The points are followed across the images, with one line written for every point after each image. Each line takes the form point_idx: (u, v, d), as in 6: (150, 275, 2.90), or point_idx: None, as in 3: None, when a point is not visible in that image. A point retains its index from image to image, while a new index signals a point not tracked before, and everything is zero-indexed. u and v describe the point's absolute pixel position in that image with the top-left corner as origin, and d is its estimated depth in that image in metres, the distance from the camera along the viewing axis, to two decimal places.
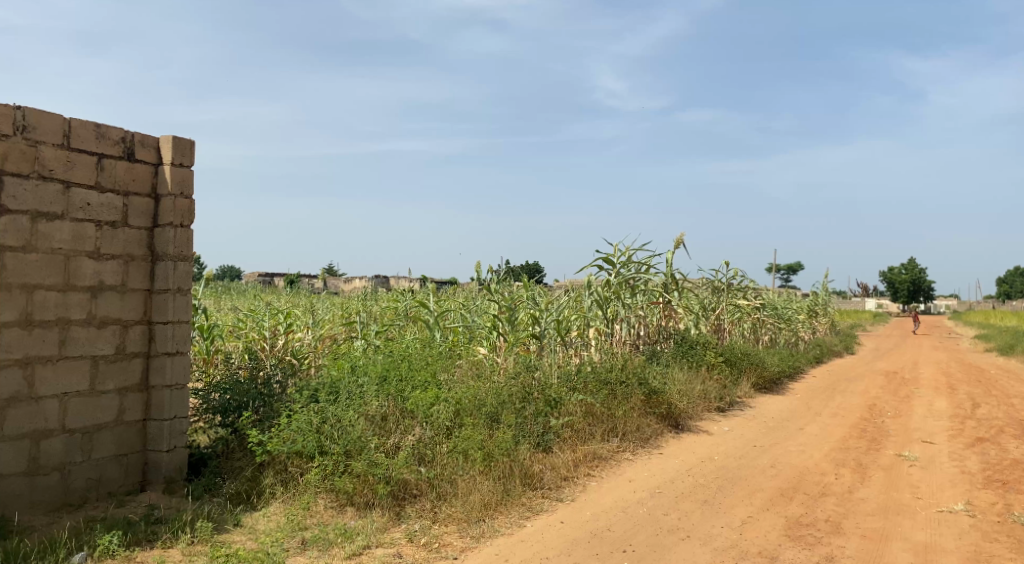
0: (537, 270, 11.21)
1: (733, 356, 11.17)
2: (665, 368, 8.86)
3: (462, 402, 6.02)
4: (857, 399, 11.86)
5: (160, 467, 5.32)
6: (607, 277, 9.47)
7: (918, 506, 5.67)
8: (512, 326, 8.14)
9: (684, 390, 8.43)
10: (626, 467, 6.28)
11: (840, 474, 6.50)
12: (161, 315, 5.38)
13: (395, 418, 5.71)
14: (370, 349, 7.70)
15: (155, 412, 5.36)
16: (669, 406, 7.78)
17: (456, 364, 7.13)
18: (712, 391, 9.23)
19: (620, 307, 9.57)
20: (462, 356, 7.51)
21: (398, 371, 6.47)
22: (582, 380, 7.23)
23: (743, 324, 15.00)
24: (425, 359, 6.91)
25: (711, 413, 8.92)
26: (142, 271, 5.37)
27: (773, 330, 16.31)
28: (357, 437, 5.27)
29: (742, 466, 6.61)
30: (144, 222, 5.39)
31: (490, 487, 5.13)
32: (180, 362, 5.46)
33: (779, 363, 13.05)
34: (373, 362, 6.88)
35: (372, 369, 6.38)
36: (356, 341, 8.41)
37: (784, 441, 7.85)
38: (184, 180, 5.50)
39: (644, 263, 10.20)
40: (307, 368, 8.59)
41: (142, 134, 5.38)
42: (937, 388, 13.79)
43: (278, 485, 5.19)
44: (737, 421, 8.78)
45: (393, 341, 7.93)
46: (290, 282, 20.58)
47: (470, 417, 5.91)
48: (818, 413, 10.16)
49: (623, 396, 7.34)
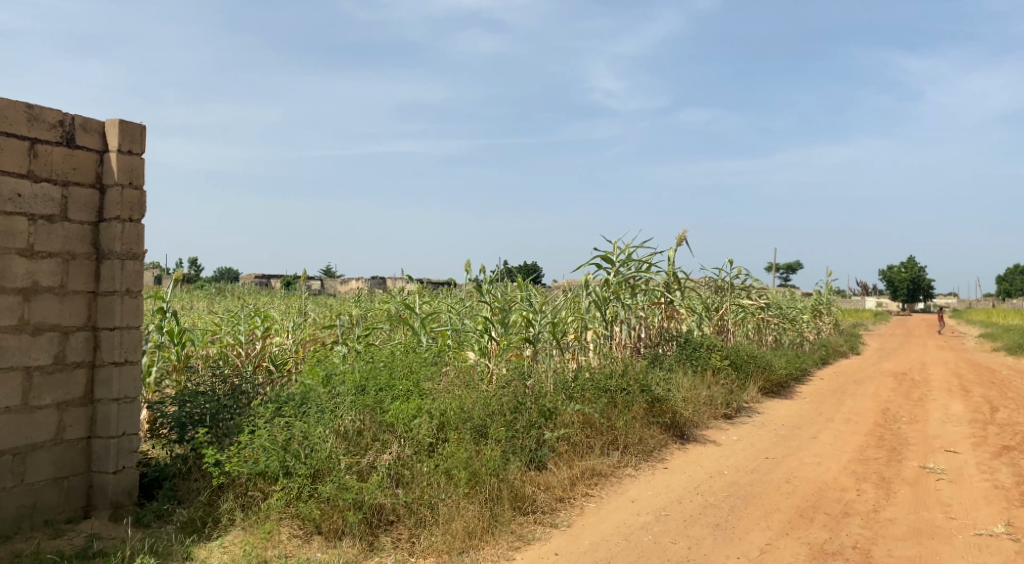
0: (534, 269, 10.72)
1: (740, 359, 10.62)
2: (668, 373, 8.29)
3: (446, 415, 5.50)
4: (869, 403, 11.30)
5: (106, 491, 4.75)
6: (607, 276, 8.92)
7: (954, 528, 5.11)
8: (504, 329, 7.59)
9: (690, 397, 7.87)
10: (628, 485, 5.71)
11: (863, 491, 5.94)
12: (108, 319, 4.81)
13: (371, 433, 5.16)
14: (350, 356, 7.14)
15: (101, 428, 4.79)
16: (673, 415, 7.22)
17: (443, 372, 6.57)
18: (719, 397, 8.67)
19: (621, 309, 9.01)
20: (450, 362, 6.94)
21: (377, 382, 5.93)
22: (580, 388, 6.67)
23: (748, 325, 14.45)
24: (408, 366, 6.35)
25: (718, 421, 8.35)
26: (85, 271, 4.80)
27: (778, 330, 15.77)
28: (326, 455, 4.73)
29: (755, 482, 6.04)
30: (87, 216, 4.83)
31: (474, 513, 4.57)
32: (130, 372, 4.89)
33: (786, 365, 12.49)
34: (350, 371, 6.34)
35: (348, 379, 5.83)
36: (337, 347, 7.83)
37: (798, 451, 7.29)
38: (134, 169, 4.93)
39: (645, 261, 9.64)
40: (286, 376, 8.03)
41: (84, 118, 4.81)
42: (950, 390, 13.24)
43: (237, 511, 4.61)
44: (746, 429, 8.22)
45: (375, 347, 7.37)
46: (285, 284, 20.14)
47: (455, 432, 5.37)
48: (830, 418, 9.61)
49: (624, 405, 6.77)
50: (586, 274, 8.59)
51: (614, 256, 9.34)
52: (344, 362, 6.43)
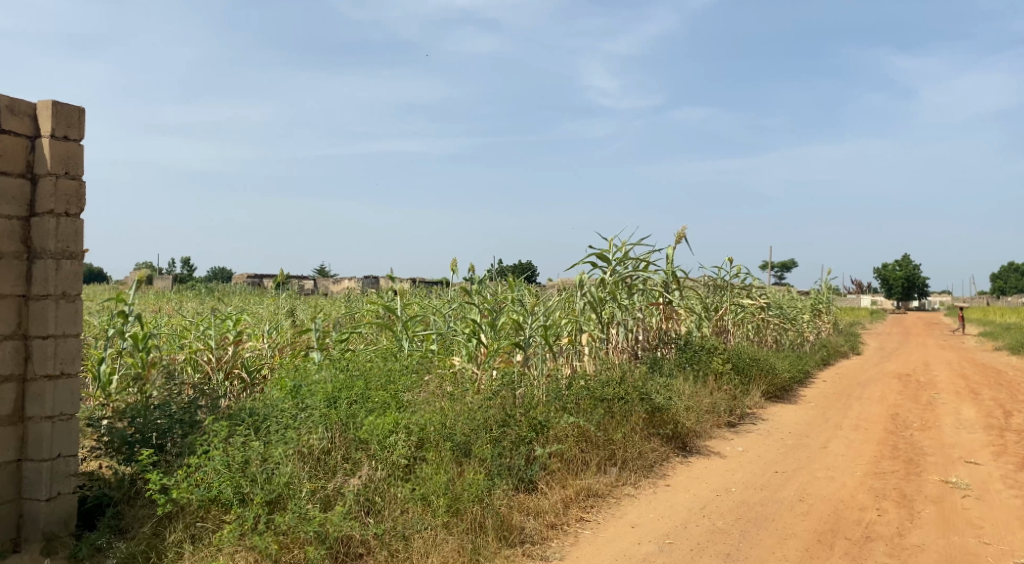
0: (527, 268, 10.23)
1: (742, 362, 10.11)
2: (668, 378, 7.77)
3: (426, 431, 5.00)
4: (876, 408, 10.80)
5: (37, 522, 4.22)
6: (602, 275, 8.43)
7: (989, 556, 4.59)
8: (494, 332, 7.07)
9: (692, 405, 7.34)
10: (627, 507, 5.18)
11: (885, 511, 5.41)
12: (40, 327, 4.26)
13: (340, 453, 4.68)
14: (326, 362, 6.61)
15: (33, 450, 4.25)
16: (675, 425, 6.71)
17: (425, 379, 6.05)
18: (722, 404, 8.15)
19: (617, 310, 8.51)
20: (434, 370, 6.42)
21: (350, 394, 5.42)
22: (573, 399, 6.16)
23: (748, 326, 13.96)
24: (387, 375, 5.82)
25: (722, 430, 7.83)
26: (14, 272, 4.26)
27: (779, 331, 15.29)
28: (285, 479, 4.23)
29: (765, 501, 5.52)
30: (17, 210, 4.29)
31: (454, 545, 4.05)
32: (67, 387, 4.34)
33: (790, 368, 11.99)
34: (323, 379, 5.82)
35: (317, 391, 5.31)
36: (312, 352, 7.29)
37: (808, 463, 6.78)
38: (70, 156, 4.39)
39: (643, 259, 9.14)
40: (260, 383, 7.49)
41: (12, 99, 4.27)
42: (959, 393, 12.73)
43: (185, 544, 4.06)
44: (751, 438, 7.71)
45: (352, 352, 6.85)
46: (276, 284, 19.61)
47: (435, 451, 4.87)
48: (839, 425, 9.10)
49: (622, 416, 6.26)
50: (580, 273, 8.08)
51: (609, 255, 8.83)
52: (315, 371, 5.90)
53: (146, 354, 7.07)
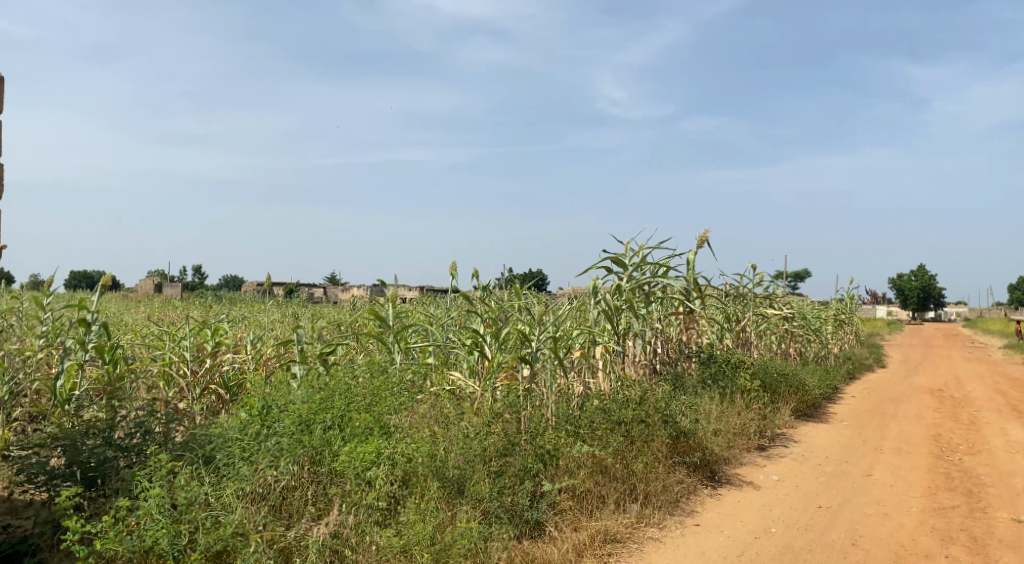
0: (535, 274, 9.47)
1: (771, 378, 9.30)
2: (692, 397, 6.97)
3: (413, 463, 4.29)
4: (916, 428, 9.93)
5: None
6: (618, 281, 7.66)
7: None
8: (497, 343, 6.31)
9: (721, 427, 6.54)
10: (652, 554, 4.40)
11: (955, 559, 4.59)
12: None
13: (307, 494, 4.05)
14: (309, 377, 5.87)
15: None
16: (702, 452, 5.93)
17: (418, 396, 5.29)
18: (752, 426, 7.36)
19: (635, 320, 7.73)
20: (428, 390, 5.66)
21: (327, 417, 4.70)
22: (586, 423, 5.40)
23: (771, 337, 13.15)
24: (372, 394, 5.07)
25: (753, 454, 7.04)
26: None
27: (804, 343, 14.46)
28: (232, 529, 3.53)
29: (813, 545, 4.72)
30: None
31: None
32: None
33: (819, 383, 11.16)
34: (299, 399, 5.08)
35: (289, 414, 4.58)
36: (295, 365, 6.57)
37: (854, 495, 5.97)
38: None
39: (662, 264, 8.35)
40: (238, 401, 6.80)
41: None
42: (1001, 411, 11.82)
43: None
44: (785, 465, 6.91)
45: (338, 367, 6.11)
46: (283, 290, 18.99)
47: (422, 488, 4.20)
48: (880, 448, 8.26)
49: (642, 442, 5.49)
50: (594, 279, 7.31)
51: (625, 260, 8.06)
52: (291, 389, 5.16)
53: (112, 368, 6.41)
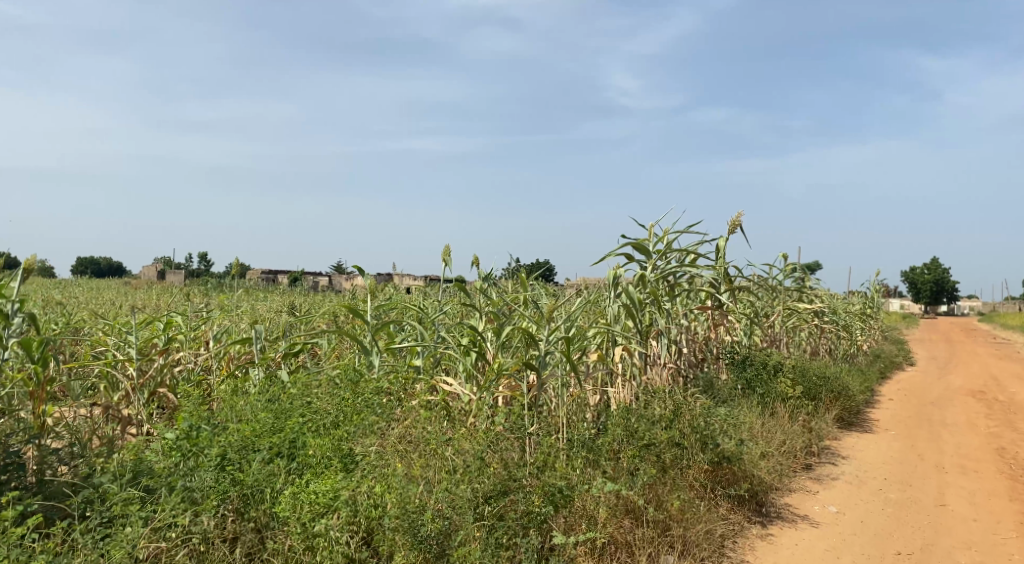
0: (541, 264, 8.33)
1: (811, 382, 8.16)
2: (729, 408, 5.85)
3: (373, 511, 3.31)
4: (974, 439, 8.77)
5: None
6: (641, 270, 6.53)
7: None
8: (498, 345, 5.23)
9: (767, 447, 5.43)
10: None
11: None
12: None
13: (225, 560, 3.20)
14: (265, 385, 4.78)
15: None
16: (748, 481, 4.82)
17: (395, 411, 4.16)
18: (798, 442, 6.24)
19: (659, 315, 6.57)
20: (410, 403, 4.54)
21: (271, 442, 3.70)
22: (609, 449, 4.30)
23: (799, 335, 11.98)
24: (335, 410, 3.99)
25: (803, 476, 5.92)
26: None
27: (833, 340, 13.29)
28: None
29: None
30: None
31: None
32: None
33: (859, 387, 10.01)
34: (243, 415, 4.06)
35: (226, 436, 3.62)
36: (253, 368, 5.45)
37: (936, 536, 4.85)
38: None
39: (690, 251, 7.20)
40: (196, 394, 5.66)
41: None
42: None
43: None
44: (841, 490, 5.81)
45: (302, 373, 5.01)
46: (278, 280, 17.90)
47: (383, 542, 3.27)
48: (943, 466, 7.12)
49: (676, 473, 4.41)
50: (615, 267, 6.17)
51: (648, 245, 6.92)
52: (239, 400, 4.10)
53: (41, 368, 5.05)
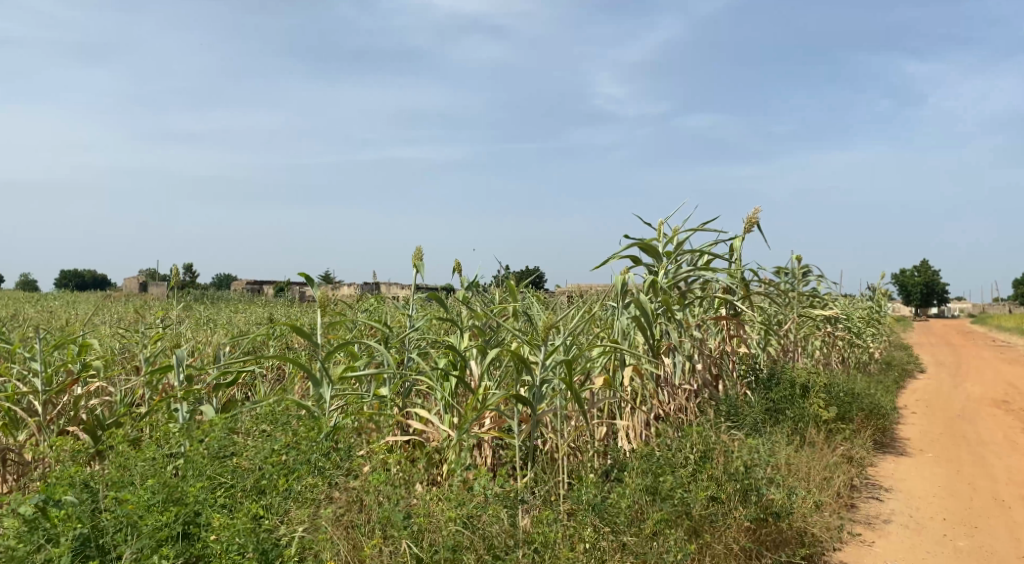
0: (532, 272, 7.30)
1: (841, 401, 7.16)
2: (764, 442, 4.82)
3: None
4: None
5: None
6: (652, 276, 5.50)
7: None
8: (480, 372, 4.18)
9: (814, 493, 4.40)
10: None
11: None
12: None
13: None
14: (184, 427, 3.71)
15: None
16: (800, 543, 3.80)
17: (344, 475, 3.18)
18: (842, 478, 5.22)
19: (673, 328, 5.54)
20: (366, 452, 3.49)
21: (158, 523, 2.73)
22: (626, 512, 3.30)
23: (812, 344, 10.98)
24: (256, 472, 3.03)
25: (853, 521, 4.90)
26: None
27: (846, 349, 12.29)
28: None
29: None
30: None
31: None
32: None
33: (885, 403, 9.00)
34: (130, 470, 2.99)
35: (99, 519, 2.71)
36: (178, 403, 4.35)
37: None
38: None
39: (704, 253, 6.18)
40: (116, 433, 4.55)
41: None
42: None
43: None
44: (900, 539, 4.78)
45: (233, 412, 3.94)
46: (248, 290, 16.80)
47: None
48: (1004, 499, 6.09)
49: (712, 543, 3.45)
50: (622, 273, 5.14)
51: (658, 246, 5.89)
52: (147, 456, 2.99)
53: None
